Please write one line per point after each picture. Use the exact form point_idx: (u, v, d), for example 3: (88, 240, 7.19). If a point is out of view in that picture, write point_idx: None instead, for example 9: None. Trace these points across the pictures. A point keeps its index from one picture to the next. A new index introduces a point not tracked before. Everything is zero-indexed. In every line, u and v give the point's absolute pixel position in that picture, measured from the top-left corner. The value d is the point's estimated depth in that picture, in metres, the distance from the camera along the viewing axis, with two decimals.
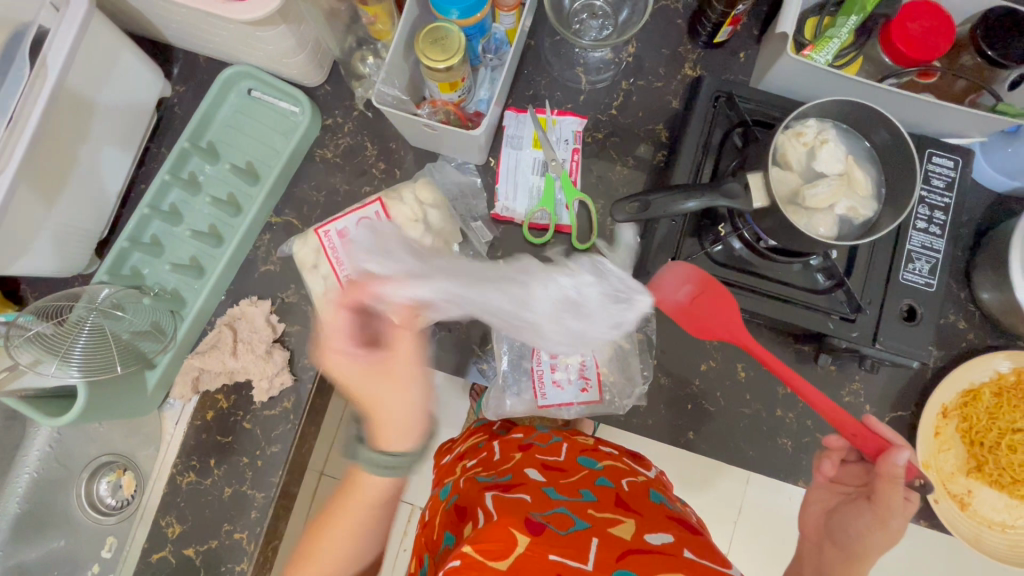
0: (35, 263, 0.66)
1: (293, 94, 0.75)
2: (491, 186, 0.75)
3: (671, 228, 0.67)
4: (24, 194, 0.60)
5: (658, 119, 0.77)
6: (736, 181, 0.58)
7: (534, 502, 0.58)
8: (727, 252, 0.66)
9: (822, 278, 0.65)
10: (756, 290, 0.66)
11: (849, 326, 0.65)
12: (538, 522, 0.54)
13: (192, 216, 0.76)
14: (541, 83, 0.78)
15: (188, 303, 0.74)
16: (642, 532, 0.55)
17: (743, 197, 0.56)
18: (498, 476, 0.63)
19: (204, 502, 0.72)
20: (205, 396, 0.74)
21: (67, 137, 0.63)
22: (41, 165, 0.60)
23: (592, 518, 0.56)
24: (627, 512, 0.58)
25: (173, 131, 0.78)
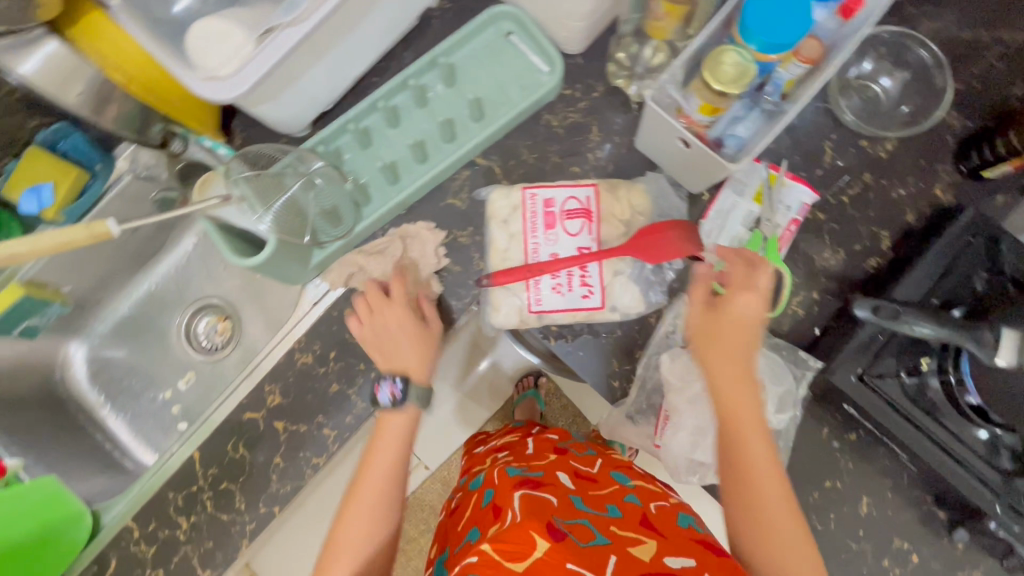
0: (273, 110, 0.69)
1: (551, 55, 0.75)
2: (694, 219, 0.74)
3: (873, 339, 0.62)
4: (304, 46, 0.61)
5: (884, 224, 0.74)
6: (987, 328, 0.54)
7: (560, 507, 0.63)
8: (920, 387, 0.62)
9: (1007, 459, 0.60)
10: (930, 437, 0.62)
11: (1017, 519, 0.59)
12: (559, 529, 0.55)
13: (408, 125, 0.77)
14: (786, 141, 0.75)
15: (372, 201, 0.76)
16: (662, 555, 0.56)
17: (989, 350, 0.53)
18: (532, 471, 0.76)
19: (310, 387, 0.74)
20: (351, 293, 0.75)
21: (355, 12, 0.64)
22: (327, 27, 0.61)
23: (613, 536, 0.58)
24: (652, 534, 0.60)
25: (423, 41, 0.78)
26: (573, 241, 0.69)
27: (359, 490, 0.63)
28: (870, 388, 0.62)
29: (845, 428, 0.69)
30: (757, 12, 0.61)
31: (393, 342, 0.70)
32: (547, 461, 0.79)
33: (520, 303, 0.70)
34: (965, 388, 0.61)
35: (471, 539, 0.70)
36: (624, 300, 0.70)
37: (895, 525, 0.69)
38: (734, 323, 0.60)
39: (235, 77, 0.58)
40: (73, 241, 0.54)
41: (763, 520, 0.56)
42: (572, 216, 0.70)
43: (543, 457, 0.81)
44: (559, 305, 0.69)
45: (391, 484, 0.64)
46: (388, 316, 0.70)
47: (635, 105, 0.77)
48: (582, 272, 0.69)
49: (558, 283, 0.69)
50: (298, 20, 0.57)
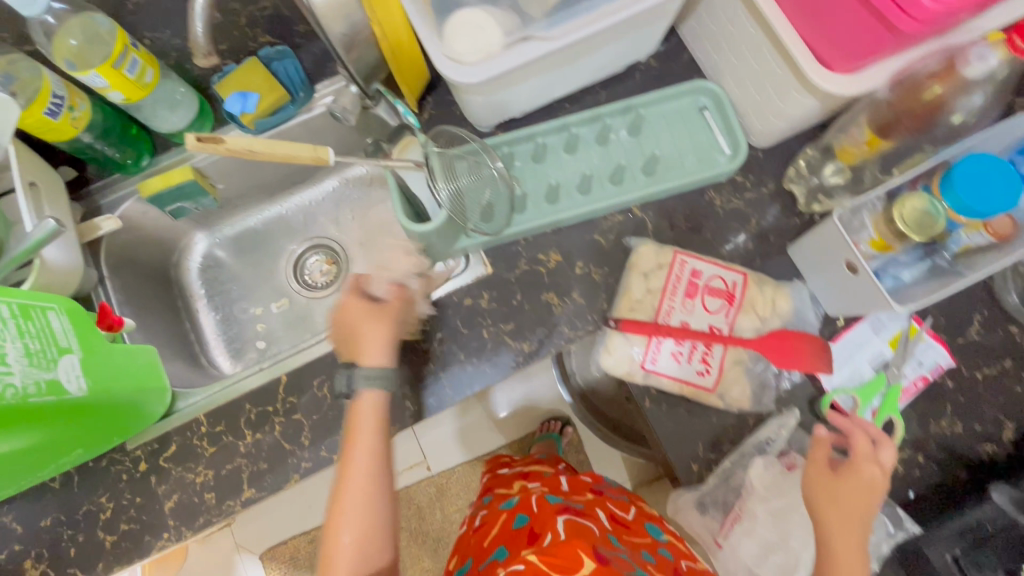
0: (481, 104, 0.73)
1: (739, 141, 0.77)
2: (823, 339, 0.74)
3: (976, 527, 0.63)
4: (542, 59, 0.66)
5: (1012, 415, 0.72)
6: None
7: (600, 537, 0.67)
8: None
9: None
10: None
11: None
12: (604, 554, 0.60)
13: (582, 155, 0.81)
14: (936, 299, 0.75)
15: (527, 212, 0.78)
16: None
17: None
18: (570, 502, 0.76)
19: (407, 357, 0.76)
20: (476, 286, 0.78)
21: (591, 45, 0.69)
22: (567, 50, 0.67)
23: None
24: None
25: (621, 87, 0.83)
26: (707, 317, 0.71)
27: (350, 470, 0.61)
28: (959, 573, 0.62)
29: None
30: (966, 173, 0.62)
31: (356, 330, 0.67)
32: (583, 496, 0.79)
33: (633, 357, 0.71)
34: None
35: (496, 557, 0.68)
36: (734, 390, 0.70)
37: None
38: (863, 488, 0.60)
39: (480, 65, 0.63)
40: (298, 155, 0.56)
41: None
42: (714, 294, 0.71)
43: (579, 492, 0.80)
44: (671, 371, 0.70)
45: (380, 447, 0.62)
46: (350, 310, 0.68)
47: (799, 213, 0.78)
48: (704, 349, 0.70)
49: (679, 351, 0.70)
50: (552, 36, 0.63)
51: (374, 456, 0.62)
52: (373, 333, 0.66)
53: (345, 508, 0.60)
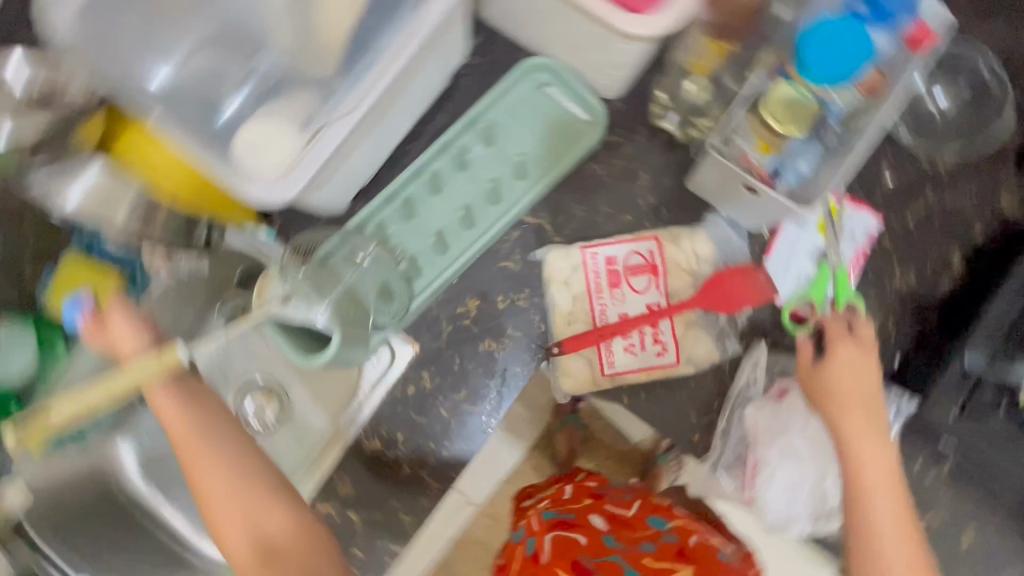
0: (319, 199, 0.65)
1: (593, 104, 0.72)
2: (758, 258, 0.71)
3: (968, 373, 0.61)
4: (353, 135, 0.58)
5: (953, 244, 0.72)
6: None
7: (590, 547, 0.66)
8: None
9: None
10: None
11: None
12: None
13: (450, 191, 0.75)
14: None
15: (424, 274, 0.73)
16: None
17: None
18: (563, 513, 0.69)
19: (381, 473, 0.71)
20: (413, 369, 0.73)
21: (397, 91, 0.61)
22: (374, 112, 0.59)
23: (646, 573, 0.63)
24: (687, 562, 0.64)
25: (456, 102, 0.76)
26: (641, 298, 0.68)
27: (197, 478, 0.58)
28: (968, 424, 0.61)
29: (938, 459, 0.67)
30: (817, 48, 0.59)
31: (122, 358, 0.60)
32: (580, 501, 0.71)
33: (591, 366, 0.67)
34: None
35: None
36: (698, 352, 0.68)
37: (997, 554, 0.67)
38: (850, 373, 0.60)
39: (287, 178, 0.54)
40: None
41: (877, 550, 0.57)
42: (637, 272, 0.68)
43: (576, 498, 0.72)
44: (633, 365, 0.67)
45: (219, 440, 0.59)
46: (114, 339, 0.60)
47: (681, 146, 0.74)
48: (652, 329, 0.67)
49: (631, 343, 0.67)
50: (348, 114, 0.55)
51: (201, 420, 0.59)
52: (115, 318, 0.60)
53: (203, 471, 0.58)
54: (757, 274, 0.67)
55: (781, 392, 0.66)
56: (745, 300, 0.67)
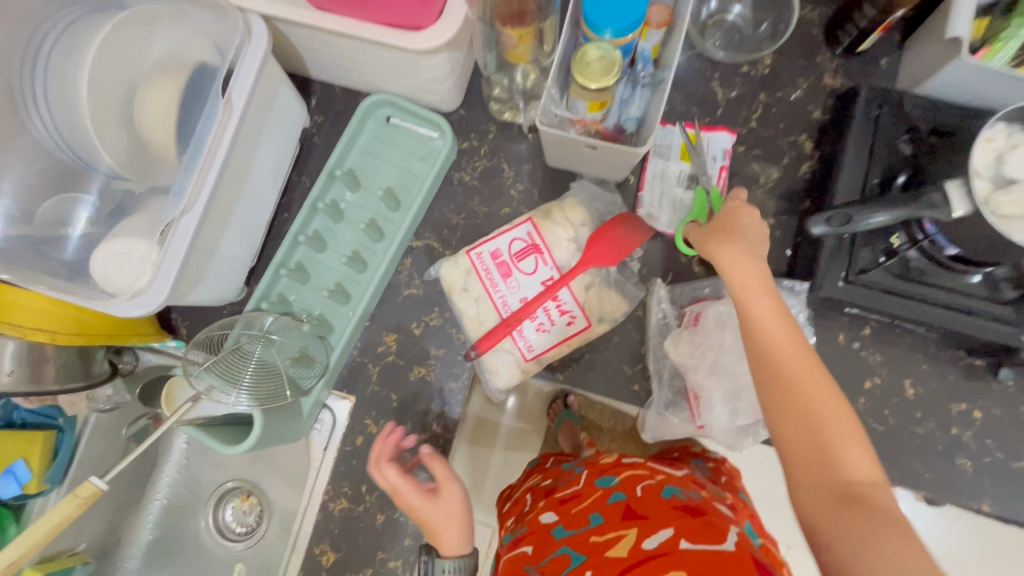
0: (205, 292, 0.67)
1: (434, 121, 0.76)
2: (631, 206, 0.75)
3: (841, 240, 0.64)
4: (207, 223, 0.61)
5: (799, 131, 0.76)
6: (932, 189, 0.55)
7: (536, 552, 0.61)
8: (903, 263, 0.63)
9: (1009, 290, 0.62)
10: (932, 301, 0.63)
11: None
12: None
13: (335, 242, 0.77)
14: (677, 98, 0.78)
15: (336, 328, 0.75)
16: (642, 539, 0.55)
17: (944, 208, 0.54)
18: (518, 532, 0.67)
19: (357, 529, 0.72)
20: (355, 420, 0.74)
21: (238, 169, 0.64)
22: (221, 196, 0.62)
23: (589, 550, 0.56)
24: (632, 521, 0.58)
25: (314, 161, 0.80)
26: (534, 278, 0.71)
27: None
28: (859, 285, 0.64)
29: (858, 326, 0.70)
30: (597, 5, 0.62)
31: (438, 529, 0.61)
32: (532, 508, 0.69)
33: (514, 357, 0.70)
34: (943, 246, 0.60)
35: None
36: (606, 308, 0.70)
37: (947, 392, 0.69)
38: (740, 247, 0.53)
39: (156, 280, 0.58)
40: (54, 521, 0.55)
41: (811, 442, 0.45)
42: (523, 255, 0.71)
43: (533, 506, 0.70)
44: (550, 342, 0.69)
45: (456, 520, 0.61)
46: (439, 519, 0.61)
47: (530, 129, 0.78)
48: (555, 303, 0.69)
49: (540, 323, 0.69)
50: (189, 206, 0.58)
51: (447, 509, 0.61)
52: (448, 516, 0.61)
53: None
54: (633, 218, 0.69)
55: (694, 316, 0.69)
56: (627, 248, 0.69)
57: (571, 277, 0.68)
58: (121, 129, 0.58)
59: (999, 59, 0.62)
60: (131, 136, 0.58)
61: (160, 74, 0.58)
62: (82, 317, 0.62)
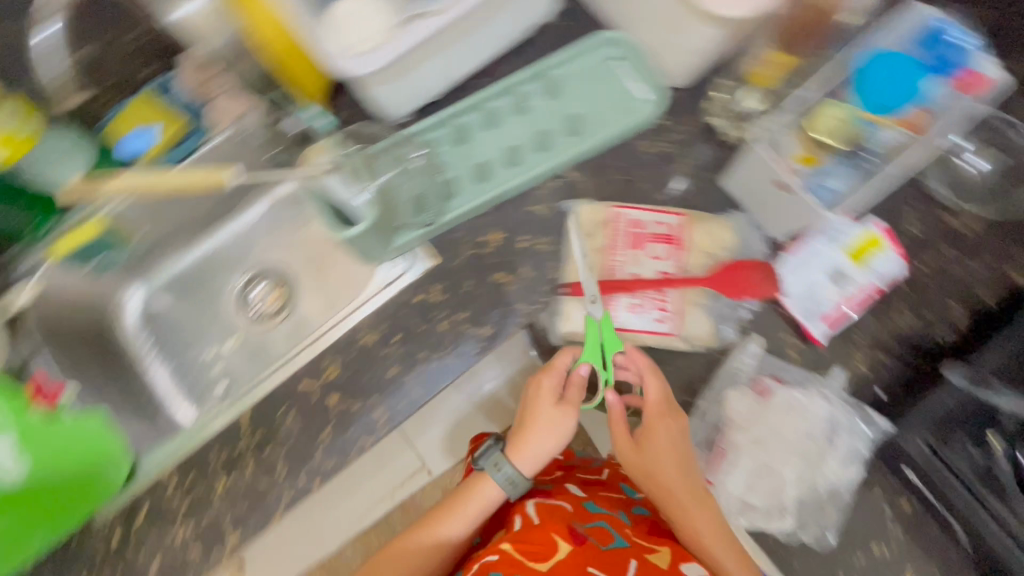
0: (388, 93, 0.71)
1: (655, 85, 0.76)
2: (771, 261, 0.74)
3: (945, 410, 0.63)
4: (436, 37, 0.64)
5: (960, 300, 0.74)
6: None
7: (575, 514, 0.66)
8: None
9: None
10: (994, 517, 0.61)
11: None
12: (580, 533, 0.62)
13: (504, 129, 0.79)
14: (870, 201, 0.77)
15: (459, 197, 0.77)
16: (678, 561, 0.62)
17: None
18: (540, 483, 0.74)
19: (369, 366, 0.74)
20: (425, 281, 0.76)
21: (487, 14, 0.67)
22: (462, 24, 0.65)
23: (631, 540, 0.63)
24: (665, 540, 0.65)
25: (531, 52, 0.81)
26: (655, 263, 0.72)
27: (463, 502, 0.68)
28: (936, 457, 0.62)
29: (902, 495, 0.68)
30: (865, 75, 0.66)
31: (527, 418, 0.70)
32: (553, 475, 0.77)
33: (593, 316, 0.72)
34: None
35: (474, 548, 0.72)
36: (696, 330, 0.70)
37: None
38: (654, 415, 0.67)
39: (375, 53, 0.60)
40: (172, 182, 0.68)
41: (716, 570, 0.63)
42: (658, 239, 0.73)
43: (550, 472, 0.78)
44: (633, 324, 0.71)
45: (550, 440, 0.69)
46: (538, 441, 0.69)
47: (727, 143, 0.78)
48: (657, 296, 0.71)
49: (636, 302, 0.71)
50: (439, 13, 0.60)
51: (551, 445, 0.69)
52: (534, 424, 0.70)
53: (472, 497, 0.68)
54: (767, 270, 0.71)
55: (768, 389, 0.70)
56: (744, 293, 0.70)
57: (681, 283, 0.70)
58: None
59: None
60: None
61: None
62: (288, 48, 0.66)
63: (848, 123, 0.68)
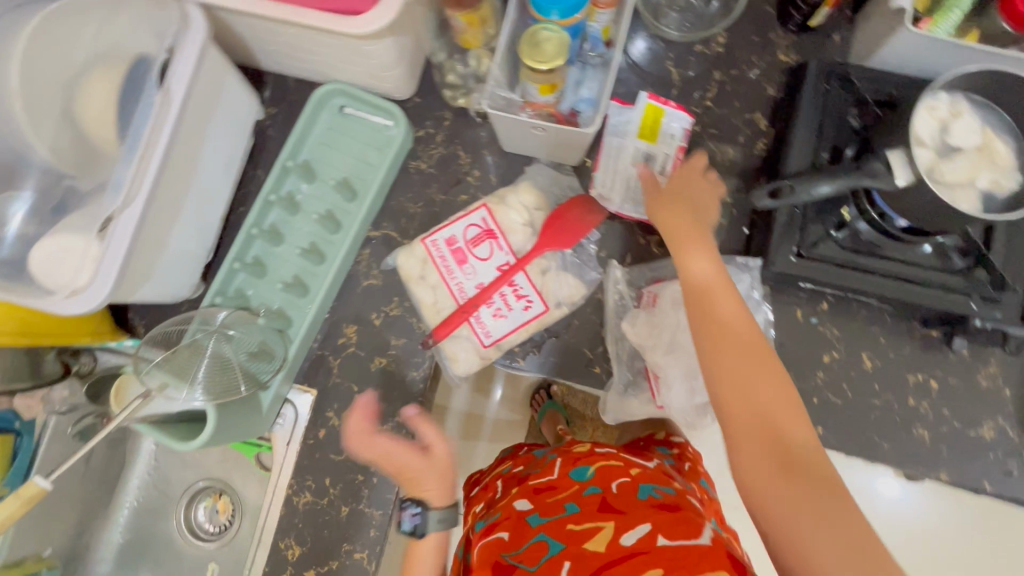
0: (154, 289, 0.67)
1: (388, 109, 0.75)
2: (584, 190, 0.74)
3: (792, 216, 0.65)
4: (150, 218, 0.59)
5: (755, 108, 0.76)
6: (875, 160, 0.55)
7: (513, 538, 0.64)
8: (853, 236, 0.64)
9: (958, 258, 0.62)
10: (883, 273, 0.64)
11: (992, 306, 0.62)
12: (509, 565, 0.61)
13: (291, 236, 0.76)
14: (632, 79, 0.78)
15: (294, 322, 0.74)
16: (618, 536, 0.59)
17: (887, 177, 0.54)
18: (491, 514, 0.69)
19: (322, 522, 0.71)
20: (317, 414, 0.74)
21: (185, 164, 0.63)
22: (165, 189, 0.61)
23: (568, 539, 0.61)
24: (610, 517, 0.62)
25: (269, 153, 0.79)
26: (489, 264, 0.70)
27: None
28: (809, 260, 0.65)
29: (814, 302, 0.71)
30: None
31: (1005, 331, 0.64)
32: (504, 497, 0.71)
33: (472, 343, 0.70)
34: (892, 219, 0.60)
35: None
36: (562, 293, 0.70)
37: (903, 365, 0.70)
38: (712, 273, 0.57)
39: (95, 280, 0.56)
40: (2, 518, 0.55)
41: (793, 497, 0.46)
42: (478, 241, 0.71)
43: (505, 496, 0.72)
44: (508, 327, 0.69)
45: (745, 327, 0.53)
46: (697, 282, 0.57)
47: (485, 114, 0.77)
48: (512, 288, 0.69)
49: (497, 308, 0.69)
50: (128, 202, 0.56)
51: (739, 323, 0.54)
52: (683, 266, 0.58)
53: None
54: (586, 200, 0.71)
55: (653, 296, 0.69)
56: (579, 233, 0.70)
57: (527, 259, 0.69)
58: (64, 130, 0.57)
59: (945, 26, 0.62)
60: (74, 136, 0.58)
61: (98, 69, 0.58)
62: (31, 317, 0.62)
63: (563, 37, 0.64)
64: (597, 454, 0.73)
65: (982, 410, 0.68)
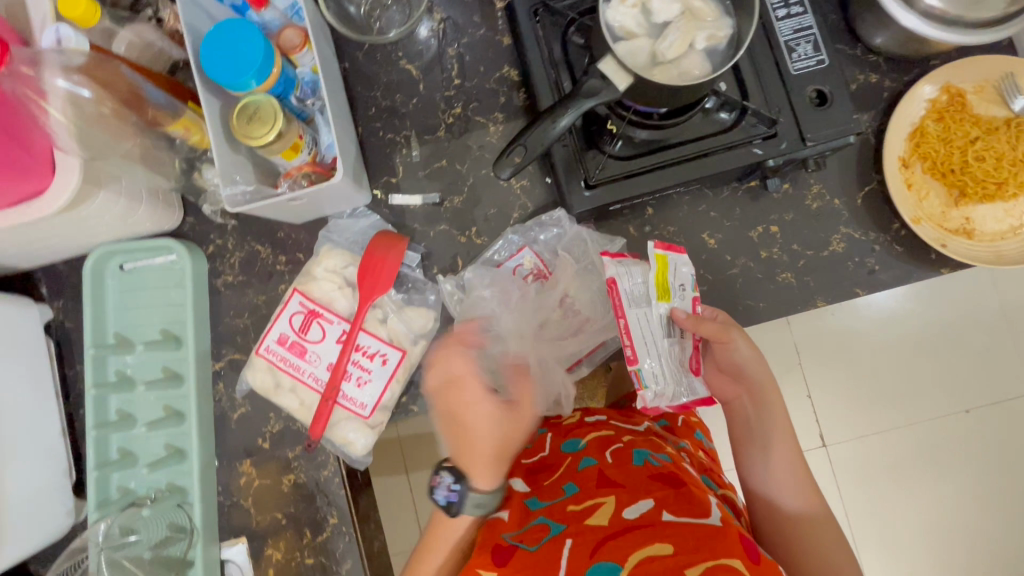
0: (10, 543, 0.63)
1: (160, 245, 0.71)
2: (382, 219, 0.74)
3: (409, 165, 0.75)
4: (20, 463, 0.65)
5: (502, 63, 0.75)
6: (480, 34, 0.76)
7: (512, 519, 0.58)
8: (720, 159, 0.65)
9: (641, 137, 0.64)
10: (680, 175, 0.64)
11: (753, 119, 0.63)
12: (509, 545, 0.54)
13: (143, 410, 0.72)
14: (386, 79, 0.75)
15: (190, 488, 0.70)
16: (620, 509, 0.51)
17: (436, 130, 0.75)
18: (489, 500, 0.65)
19: None
20: (256, 547, 0.72)
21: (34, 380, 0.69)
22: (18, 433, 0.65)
23: (568, 517, 0.53)
24: (610, 490, 0.55)
25: (78, 347, 0.75)
26: (326, 342, 0.70)
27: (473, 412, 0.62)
28: (599, 186, 0.65)
29: (639, 213, 0.72)
30: None
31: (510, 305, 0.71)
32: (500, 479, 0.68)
33: (353, 419, 0.69)
34: (634, 130, 0.64)
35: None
36: (412, 329, 0.70)
37: (741, 226, 0.71)
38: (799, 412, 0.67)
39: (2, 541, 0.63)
40: None
41: None
42: (307, 326, 0.71)
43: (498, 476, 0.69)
44: (377, 389, 0.69)
45: None
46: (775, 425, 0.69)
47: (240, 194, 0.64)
48: (361, 351, 0.69)
49: (358, 377, 0.69)
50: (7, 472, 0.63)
51: None
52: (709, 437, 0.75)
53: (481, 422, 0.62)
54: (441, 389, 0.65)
55: (361, 351, 0.69)
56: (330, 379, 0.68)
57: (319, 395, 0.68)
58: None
59: None
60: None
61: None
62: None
63: None
64: (586, 425, 0.68)
65: (799, 204, 0.71)
